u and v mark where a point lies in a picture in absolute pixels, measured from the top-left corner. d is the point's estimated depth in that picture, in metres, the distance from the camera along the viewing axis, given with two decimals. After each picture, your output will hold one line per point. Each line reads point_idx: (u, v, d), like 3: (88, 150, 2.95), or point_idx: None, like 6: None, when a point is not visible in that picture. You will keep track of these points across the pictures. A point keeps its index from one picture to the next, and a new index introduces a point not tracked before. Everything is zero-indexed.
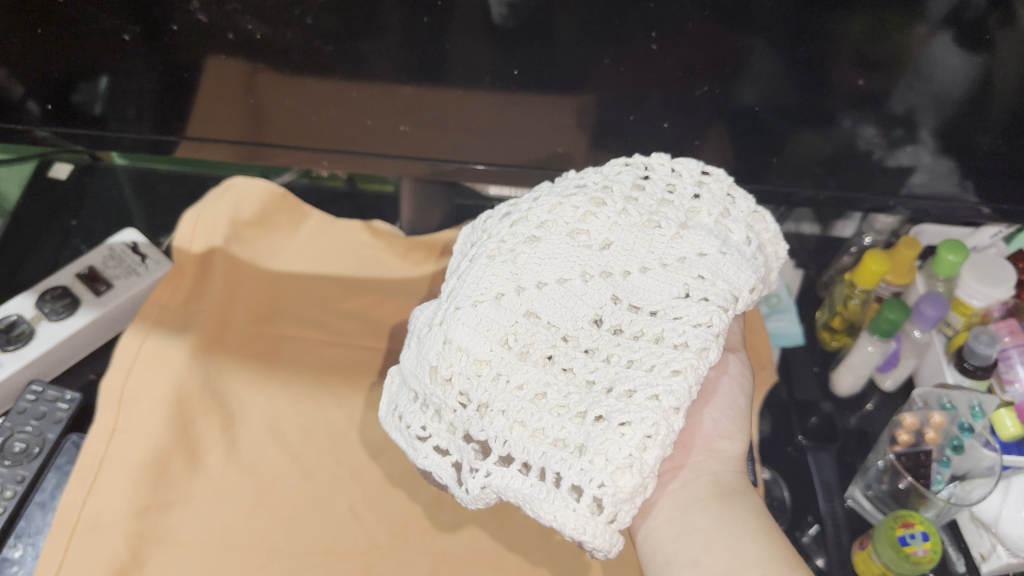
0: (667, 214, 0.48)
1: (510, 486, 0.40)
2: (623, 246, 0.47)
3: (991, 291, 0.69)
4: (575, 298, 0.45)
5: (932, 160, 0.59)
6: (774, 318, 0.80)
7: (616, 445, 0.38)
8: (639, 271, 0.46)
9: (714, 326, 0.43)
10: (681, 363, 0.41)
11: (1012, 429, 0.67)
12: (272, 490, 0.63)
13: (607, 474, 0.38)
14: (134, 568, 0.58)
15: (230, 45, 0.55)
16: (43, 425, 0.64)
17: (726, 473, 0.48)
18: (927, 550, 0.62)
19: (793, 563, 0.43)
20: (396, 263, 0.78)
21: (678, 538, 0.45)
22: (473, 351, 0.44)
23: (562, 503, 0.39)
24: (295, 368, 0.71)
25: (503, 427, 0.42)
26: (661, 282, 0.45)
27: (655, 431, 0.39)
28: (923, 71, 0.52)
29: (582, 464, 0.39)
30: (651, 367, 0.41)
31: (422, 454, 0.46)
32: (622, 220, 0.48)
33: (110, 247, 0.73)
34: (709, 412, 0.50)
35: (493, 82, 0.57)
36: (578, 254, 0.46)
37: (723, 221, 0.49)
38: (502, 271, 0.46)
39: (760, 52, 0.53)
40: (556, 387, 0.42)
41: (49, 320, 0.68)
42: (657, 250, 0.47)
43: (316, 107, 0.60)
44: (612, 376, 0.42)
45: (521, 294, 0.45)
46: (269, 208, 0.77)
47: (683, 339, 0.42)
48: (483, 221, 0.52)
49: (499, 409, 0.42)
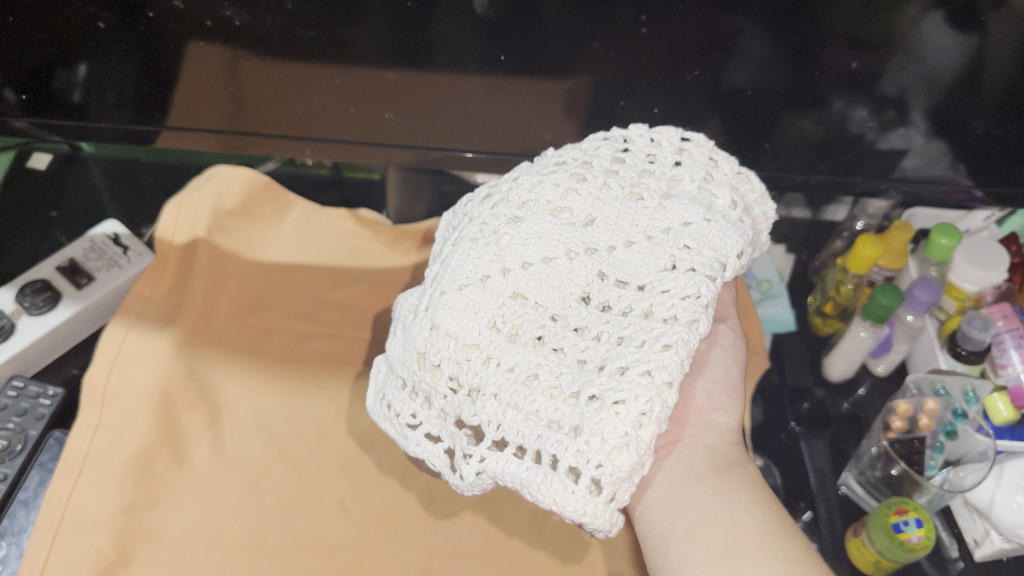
0: (649, 186, 0.48)
1: (506, 471, 0.40)
2: (606, 222, 0.46)
3: (983, 275, 0.68)
4: (561, 277, 0.45)
5: (924, 142, 0.58)
6: (766, 304, 0.79)
7: (611, 425, 0.37)
8: (624, 245, 0.45)
9: (703, 297, 0.42)
10: (672, 337, 0.40)
11: (1006, 413, 0.66)
12: (259, 485, 0.62)
13: (604, 454, 0.37)
14: (120, 566, 0.57)
15: (210, 32, 0.54)
16: (25, 422, 0.63)
17: (721, 445, 0.47)
18: (921, 537, 0.61)
19: (795, 539, 0.42)
20: (383, 251, 0.77)
21: (674, 512, 0.44)
22: (461, 335, 0.43)
23: (560, 485, 0.38)
24: (282, 360, 0.70)
25: (496, 411, 0.41)
26: (647, 255, 0.45)
27: (651, 408, 0.38)
28: (914, 52, 0.51)
29: (577, 445, 0.38)
30: (642, 342, 0.40)
31: (414, 443, 0.44)
32: (604, 195, 0.47)
33: (91, 239, 0.72)
34: (702, 384, 0.50)
35: (480, 68, 0.56)
36: (562, 231, 0.45)
37: (706, 187, 0.48)
38: (486, 253, 0.45)
39: (750, 33, 0.52)
40: (548, 367, 0.41)
41: (29, 315, 0.67)
42: (641, 223, 0.46)
43: (300, 94, 0.59)
44: (603, 354, 0.41)
45: (506, 275, 0.44)
46: (253, 196, 0.76)
47: (672, 313, 0.42)
48: (464, 206, 0.51)
49: (491, 392, 0.41)
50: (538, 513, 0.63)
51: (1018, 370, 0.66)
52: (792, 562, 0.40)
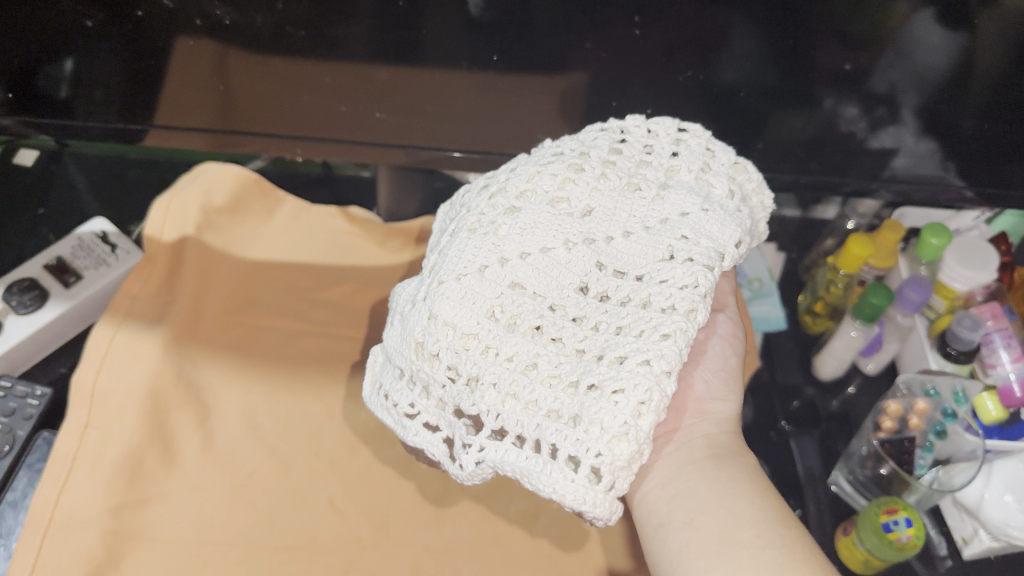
0: (646, 176, 0.48)
1: (505, 461, 0.40)
2: (604, 212, 0.46)
3: (973, 274, 0.69)
4: (559, 267, 0.44)
5: (914, 141, 0.58)
6: (756, 303, 0.79)
7: (611, 414, 0.37)
8: (622, 236, 0.45)
9: (701, 286, 0.42)
10: (670, 327, 0.40)
11: (994, 412, 0.67)
12: (249, 485, 0.62)
13: (604, 443, 0.37)
14: (110, 566, 0.56)
15: (199, 30, 0.53)
16: (13, 421, 0.62)
17: (719, 434, 0.47)
18: (910, 536, 0.61)
19: (794, 526, 0.42)
20: (374, 249, 0.77)
21: (672, 500, 0.44)
22: (459, 325, 0.43)
23: (559, 475, 0.38)
24: (273, 359, 0.69)
25: (495, 401, 0.41)
26: (645, 246, 0.45)
27: (650, 397, 0.38)
28: (904, 50, 0.51)
29: (577, 434, 0.38)
30: (640, 332, 0.40)
31: (412, 432, 0.44)
32: (602, 184, 0.47)
33: (78, 237, 0.71)
34: (700, 373, 0.50)
35: (472, 67, 0.56)
36: (560, 221, 0.45)
37: (703, 177, 0.48)
38: (484, 242, 0.44)
39: (740, 29, 0.51)
40: (547, 357, 0.41)
41: (17, 314, 0.66)
42: (638, 214, 0.46)
43: (290, 92, 0.58)
44: (601, 343, 0.41)
45: (505, 265, 0.44)
46: (242, 194, 0.75)
47: (670, 303, 0.41)
48: (460, 196, 0.51)
49: (490, 382, 0.41)
50: (529, 513, 0.63)
51: (1007, 370, 0.67)
52: (789, 547, 0.40)
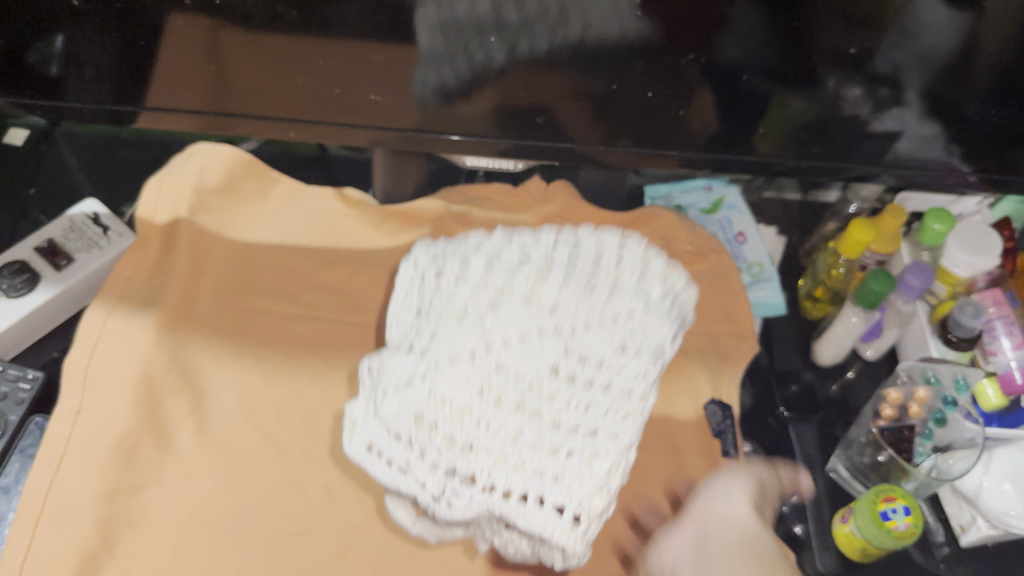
0: (596, 278, 0.46)
1: (484, 504, 0.43)
2: (567, 312, 0.45)
3: (976, 260, 0.68)
4: (529, 356, 0.43)
5: (918, 124, 0.57)
6: (756, 288, 0.78)
7: (587, 475, 0.42)
8: (584, 327, 0.44)
9: (665, 333, 0.46)
10: (632, 386, 0.44)
11: (994, 399, 0.67)
12: (245, 471, 0.62)
13: (584, 499, 0.42)
14: (103, 553, 0.56)
15: (191, 9, 0.52)
16: (5, 406, 0.62)
17: None
18: (909, 524, 0.61)
19: None
20: (370, 232, 0.75)
21: None
22: (454, 404, 0.43)
23: (544, 519, 0.42)
24: (267, 343, 0.68)
25: (487, 464, 0.43)
26: (603, 334, 0.44)
27: (616, 467, 0.43)
28: (908, 31, 0.50)
29: (562, 485, 0.42)
30: (611, 407, 0.44)
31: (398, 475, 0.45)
32: (559, 292, 0.45)
33: (70, 218, 0.70)
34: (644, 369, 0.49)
35: (471, 48, 0.55)
36: (526, 338, 0.44)
37: (643, 280, 0.47)
38: (470, 336, 0.44)
39: (743, 5, 0.49)
40: (530, 430, 0.43)
41: (7, 297, 0.65)
42: (594, 310, 0.45)
43: (283, 74, 0.57)
44: (577, 416, 0.43)
45: (487, 357, 0.44)
46: (237, 174, 0.73)
47: (630, 386, 0.44)
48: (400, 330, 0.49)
49: (482, 448, 0.43)
50: None
51: (1008, 358, 0.66)
52: None
